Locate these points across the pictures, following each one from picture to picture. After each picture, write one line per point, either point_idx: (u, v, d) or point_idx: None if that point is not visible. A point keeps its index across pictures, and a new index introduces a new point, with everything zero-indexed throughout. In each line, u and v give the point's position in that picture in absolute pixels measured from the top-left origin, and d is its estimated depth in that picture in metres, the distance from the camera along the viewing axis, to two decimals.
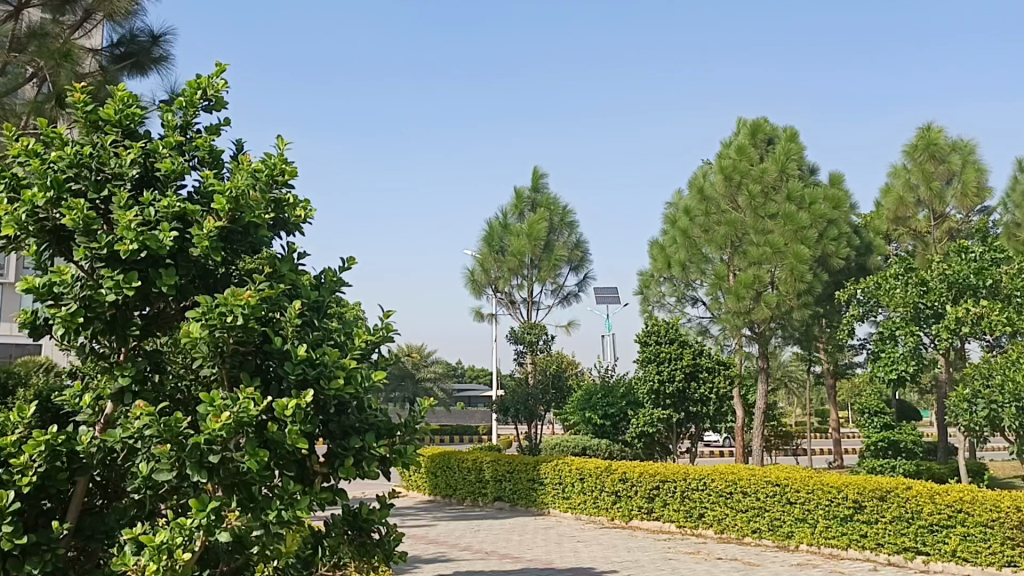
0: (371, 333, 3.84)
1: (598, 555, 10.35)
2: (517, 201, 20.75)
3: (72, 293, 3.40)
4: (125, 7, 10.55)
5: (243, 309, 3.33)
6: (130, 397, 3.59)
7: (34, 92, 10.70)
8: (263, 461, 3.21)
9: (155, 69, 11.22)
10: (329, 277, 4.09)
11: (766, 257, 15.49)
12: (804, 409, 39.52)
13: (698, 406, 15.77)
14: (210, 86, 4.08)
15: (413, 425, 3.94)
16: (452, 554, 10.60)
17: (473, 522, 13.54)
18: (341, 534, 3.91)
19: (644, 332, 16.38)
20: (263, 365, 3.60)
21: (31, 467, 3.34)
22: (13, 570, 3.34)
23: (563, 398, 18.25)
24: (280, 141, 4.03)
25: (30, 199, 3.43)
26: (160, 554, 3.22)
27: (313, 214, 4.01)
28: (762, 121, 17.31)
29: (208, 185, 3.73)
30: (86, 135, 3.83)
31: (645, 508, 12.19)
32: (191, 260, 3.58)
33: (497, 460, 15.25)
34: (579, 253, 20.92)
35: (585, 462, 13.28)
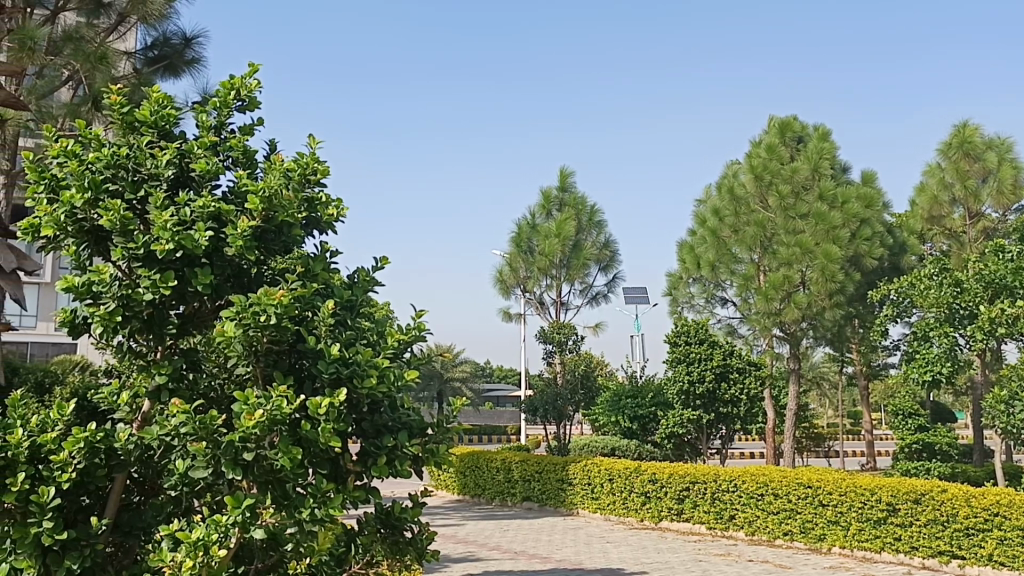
0: (403, 332, 3.85)
1: (628, 556, 10.31)
2: (545, 201, 20.73)
3: (110, 292, 3.45)
4: (158, 11, 10.70)
5: (276, 308, 3.34)
6: (167, 395, 3.62)
7: (70, 95, 10.88)
8: (297, 459, 3.24)
9: (188, 71, 11.37)
10: (361, 277, 4.09)
11: (796, 257, 15.34)
12: (836, 411, 39.08)
13: (729, 407, 15.67)
14: (243, 86, 4.10)
15: (445, 425, 3.95)
16: (481, 553, 10.62)
17: (501, 522, 13.55)
18: (373, 532, 3.93)
19: (674, 332, 16.30)
20: (296, 364, 3.64)
21: (70, 464, 3.37)
22: (53, 565, 3.39)
23: (593, 399, 18.41)
24: (312, 141, 4.04)
25: (69, 200, 3.47)
26: (197, 551, 3.26)
27: (346, 213, 4.02)
28: (793, 119, 17.17)
29: (241, 185, 3.76)
30: (122, 136, 3.87)
31: (675, 509, 12.12)
32: (226, 259, 3.62)
33: (526, 460, 15.26)
34: (608, 253, 20.85)
35: (614, 463, 13.25)
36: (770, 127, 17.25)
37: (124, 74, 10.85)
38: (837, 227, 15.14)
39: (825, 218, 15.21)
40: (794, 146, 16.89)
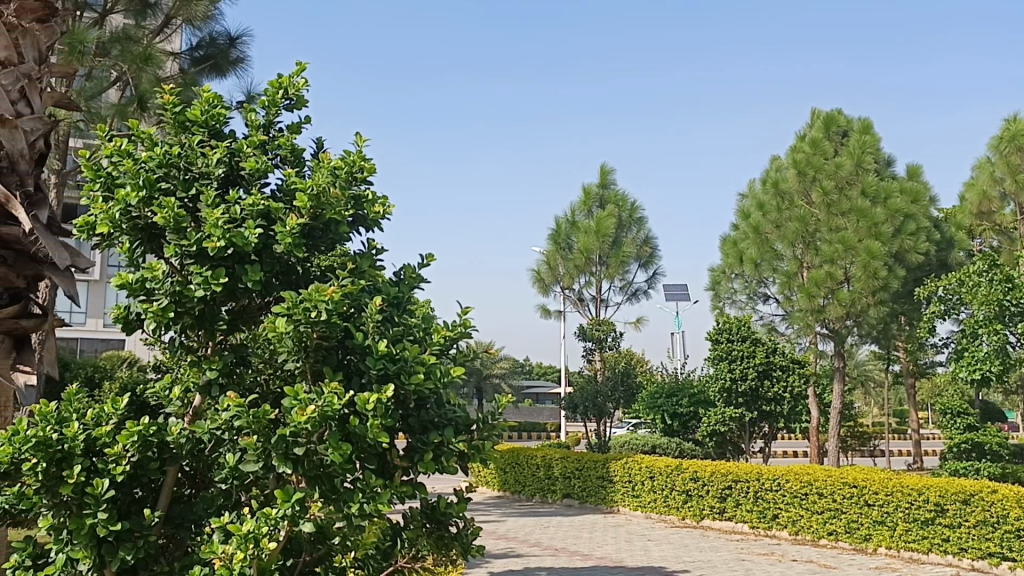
0: (448, 328, 3.86)
1: (669, 554, 10.25)
2: (585, 197, 20.67)
3: (162, 289, 3.52)
4: (204, 11, 10.87)
5: (327, 304, 3.37)
6: (217, 390, 3.69)
7: (119, 96, 11.09)
8: (346, 455, 3.27)
9: (233, 70, 11.53)
10: (407, 274, 4.12)
11: (838, 254, 15.13)
12: (882, 409, 38.46)
13: (772, 406, 15.48)
14: (291, 85, 4.15)
15: (490, 421, 3.96)
16: (522, 549, 10.64)
17: (542, 518, 13.55)
18: (419, 527, 3.94)
19: (715, 330, 16.17)
20: (344, 360, 3.69)
21: (124, 457, 3.44)
22: (108, 555, 3.48)
23: (633, 396, 18.24)
24: (358, 138, 4.08)
25: (123, 199, 3.54)
26: (248, 543, 3.31)
27: (392, 210, 4.04)
28: (837, 113, 16.90)
29: (290, 183, 3.81)
30: (175, 136, 3.95)
31: (717, 508, 12.02)
32: (275, 256, 3.67)
33: (566, 457, 15.27)
34: (648, 250, 20.73)
35: (655, 461, 13.19)
36: (814, 121, 17.01)
37: (170, 74, 11.05)
38: (880, 223, 14.92)
39: (868, 215, 15.01)
40: (838, 140, 16.62)
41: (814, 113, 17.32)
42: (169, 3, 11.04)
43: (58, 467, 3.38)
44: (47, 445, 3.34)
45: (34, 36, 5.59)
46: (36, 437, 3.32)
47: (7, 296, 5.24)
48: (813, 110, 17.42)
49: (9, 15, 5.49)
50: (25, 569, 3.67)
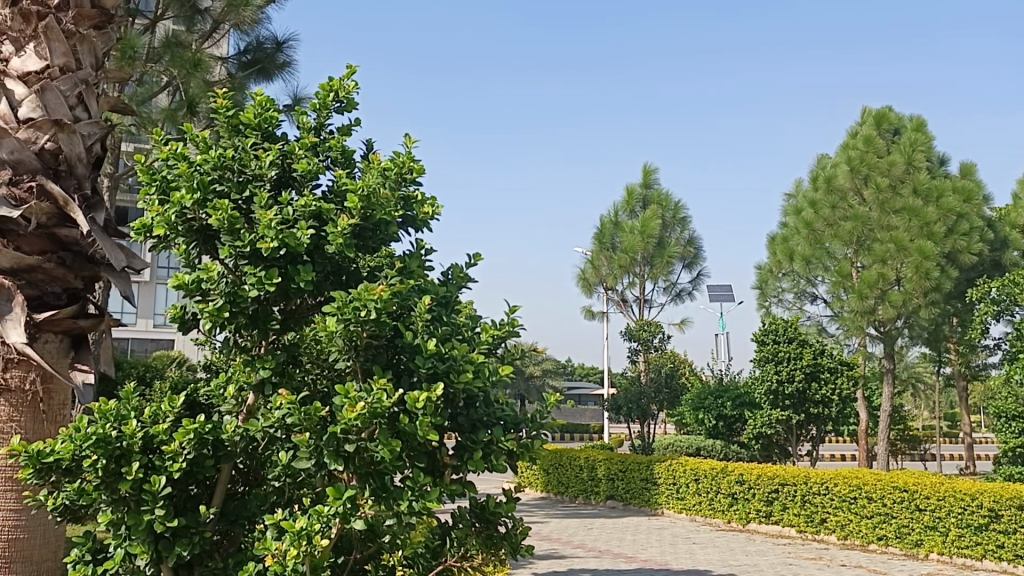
0: (496, 328, 3.85)
1: (715, 557, 10.16)
2: (628, 198, 20.62)
3: (218, 289, 3.58)
4: (251, 16, 11.00)
5: (376, 303, 3.39)
6: (270, 388, 3.75)
7: (168, 101, 11.31)
8: (396, 452, 3.30)
9: (280, 74, 11.71)
10: (456, 274, 4.14)
11: (890, 254, 14.85)
12: (933, 413, 37.74)
13: (820, 408, 15.25)
14: (341, 88, 4.20)
15: (538, 420, 3.95)
16: (566, 550, 10.63)
17: (586, 520, 13.52)
18: (468, 526, 3.96)
19: (762, 331, 16.00)
20: (394, 359, 3.72)
21: (181, 454, 3.50)
22: (164, 550, 3.54)
23: (677, 399, 18.11)
24: (408, 140, 4.10)
25: (179, 201, 3.61)
26: (301, 540, 3.33)
27: (441, 210, 4.05)
28: (889, 110, 16.62)
29: (341, 185, 3.85)
30: (228, 139, 4.01)
31: (764, 511, 11.87)
32: (327, 257, 3.73)
33: (610, 459, 15.21)
34: (693, 250, 20.60)
35: (700, 462, 13.09)
36: (865, 119, 16.73)
37: (219, 79, 11.24)
38: (932, 223, 14.65)
39: (920, 214, 14.69)
40: (890, 138, 16.32)
41: (865, 112, 17.05)
42: (217, 8, 11.20)
43: (117, 464, 3.45)
44: (107, 442, 3.41)
45: (91, 42, 5.68)
46: (96, 434, 3.39)
47: (66, 296, 5.35)
48: (864, 108, 17.15)
49: (67, 21, 5.53)
50: (85, 563, 3.75)
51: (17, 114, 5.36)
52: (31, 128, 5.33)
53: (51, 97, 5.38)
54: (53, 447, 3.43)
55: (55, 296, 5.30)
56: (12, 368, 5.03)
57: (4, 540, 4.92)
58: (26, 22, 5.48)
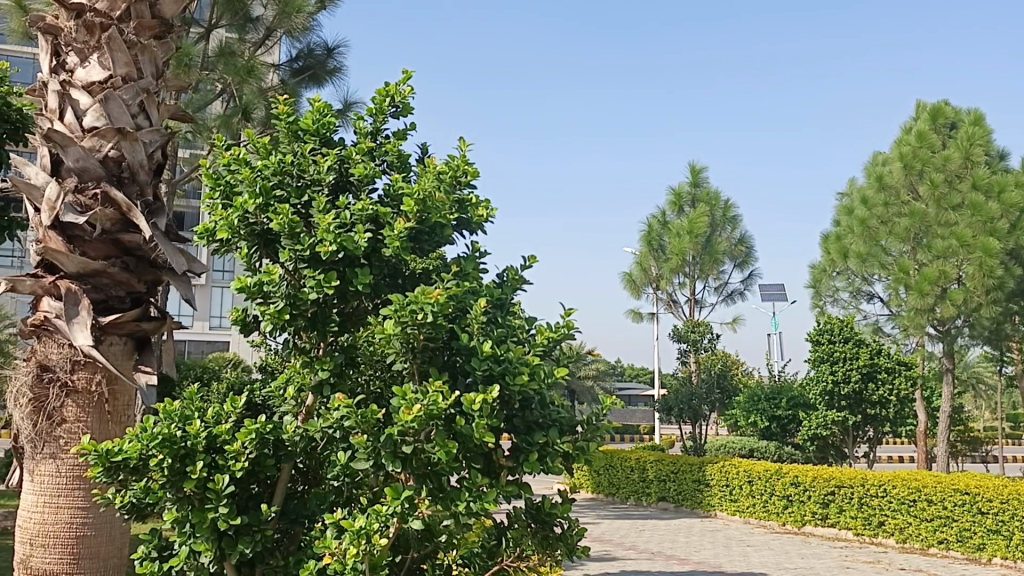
0: (551, 329, 3.83)
1: (771, 560, 10.04)
2: (676, 197, 20.50)
3: (278, 293, 3.66)
4: (302, 23, 11.21)
5: (433, 306, 3.43)
6: (329, 389, 3.81)
7: (222, 108, 11.56)
8: (452, 453, 3.34)
9: (330, 80, 11.83)
10: (510, 276, 4.14)
11: (951, 250, 14.48)
12: (995, 413, 36.77)
13: (877, 409, 14.94)
14: (397, 93, 4.24)
15: (594, 422, 3.92)
16: (618, 552, 10.59)
17: (637, 521, 13.46)
18: (524, 526, 3.96)
19: (817, 331, 15.75)
20: (450, 360, 3.77)
21: (243, 454, 3.58)
22: (227, 548, 3.62)
23: (728, 399, 17.99)
24: (462, 142, 4.12)
25: (241, 206, 3.71)
26: (360, 539, 3.38)
27: (496, 213, 4.06)
28: (945, 104, 16.24)
29: (397, 189, 3.90)
30: (288, 144, 4.07)
31: (820, 513, 11.70)
32: (383, 260, 3.79)
33: (661, 459, 15.12)
34: (743, 249, 20.48)
35: (754, 464, 12.94)
36: (920, 115, 16.38)
37: (272, 86, 11.43)
38: (995, 219, 14.25)
39: (982, 209, 14.28)
40: (947, 133, 15.95)
41: (921, 106, 16.69)
42: (269, 16, 11.40)
43: (182, 463, 3.54)
44: (172, 442, 3.50)
45: (152, 52, 5.78)
46: (162, 434, 3.49)
47: (130, 300, 5.48)
48: (920, 104, 16.79)
49: (128, 32, 5.66)
50: (152, 559, 3.84)
51: (82, 124, 5.54)
52: (96, 136, 5.49)
53: (114, 106, 5.54)
54: (120, 447, 3.54)
55: (119, 300, 5.44)
56: (79, 370, 5.22)
57: (73, 536, 5.04)
58: (90, 34, 5.64)
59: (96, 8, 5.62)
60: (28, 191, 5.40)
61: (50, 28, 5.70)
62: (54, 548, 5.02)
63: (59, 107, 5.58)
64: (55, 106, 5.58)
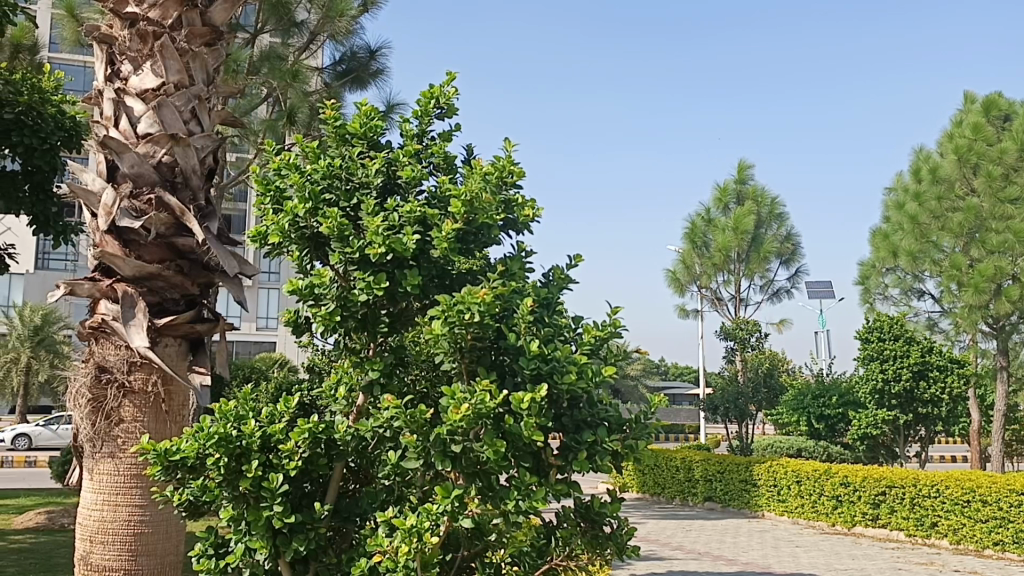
0: (598, 329, 3.83)
1: (821, 561, 9.92)
2: (722, 194, 20.33)
3: (330, 294, 3.72)
4: (346, 27, 11.37)
5: (480, 306, 3.46)
6: (378, 389, 3.87)
7: (268, 112, 11.72)
8: (501, 452, 3.36)
9: (373, 82, 11.96)
10: (557, 275, 4.14)
11: (1008, 245, 14.15)
12: None
13: (929, 408, 14.65)
14: (442, 94, 4.27)
15: (643, 421, 3.92)
16: (664, 552, 10.54)
17: (684, 521, 13.39)
18: (574, 526, 3.97)
19: (866, 329, 15.51)
20: (497, 359, 3.79)
21: (296, 453, 3.65)
22: (282, 545, 3.69)
23: (776, 398, 17.84)
24: (507, 142, 4.13)
25: (292, 210, 3.77)
26: (411, 537, 3.43)
27: (542, 212, 4.07)
28: (998, 96, 15.90)
29: (444, 190, 3.94)
30: (336, 148, 4.13)
31: (870, 514, 11.53)
32: (432, 260, 3.83)
33: (708, 459, 15.00)
34: (790, 246, 20.26)
35: (802, 464, 12.78)
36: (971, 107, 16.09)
37: (316, 89, 11.58)
38: None
39: None
40: (1000, 125, 15.67)
41: (971, 98, 16.40)
42: (314, 21, 11.55)
43: (238, 462, 3.61)
44: (228, 441, 3.58)
45: (202, 59, 5.89)
46: (217, 434, 3.56)
47: (184, 302, 5.60)
48: (970, 95, 16.49)
49: (180, 40, 5.78)
50: (209, 557, 3.91)
51: (137, 130, 5.67)
52: (150, 143, 5.62)
53: (166, 112, 5.67)
54: (179, 446, 3.62)
55: (174, 303, 5.56)
56: (136, 370, 5.35)
57: (130, 533, 5.15)
58: (143, 42, 5.77)
59: (150, 16, 5.75)
60: (86, 197, 5.55)
61: (105, 38, 5.85)
62: (113, 545, 5.13)
63: (114, 114, 5.72)
64: (110, 113, 5.72)
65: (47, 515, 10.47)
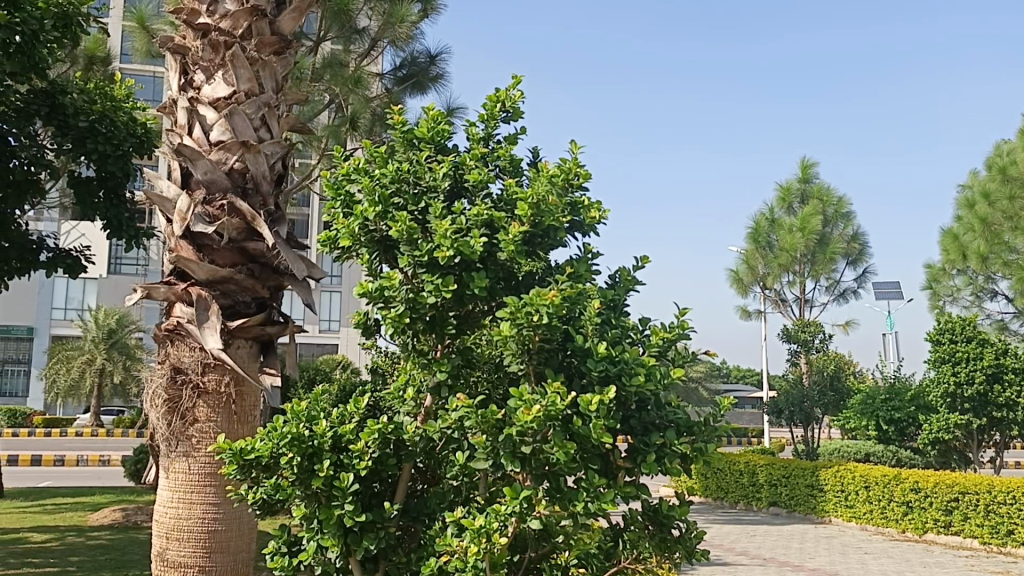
0: (666, 330, 3.80)
1: (891, 568, 9.70)
2: (785, 193, 20.08)
3: (398, 296, 3.76)
4: (406, 32, 11.44)
5: (548, 308, 3.47)
6: (446, 390, 3.92)
7: (331, 118, 11.94)
8: (570, 453, 3.37)
9: (434, 87, 12.15)
10: (623, 277, 4.11)
11: None
12: None
13: (1003, 412, 14.15)
14: (508, 98, 4.30)
15: (712, 423, 3.89)
16: (728, 557, 10.42)
17: (749, 526, 13.20)
18: (642, 528, 3.94)
19: (937, 330, 15.06)
20: (565, 361, 3.79)
21: (366, 453, 3.71)
22: (353, 544, 3.74)
23: (842, 402, 17.54)
24: (572, 145, 4.12)
25: (362, 214, 3.84)
26: (481, 537, 3.46)
27: (608, 214, 4.05)
28: None
29: (510, 193, 3.97)
30: (403, 152, 4.18)
31: (942, 521, 11.23)
32: (499, 263, 3.86)
33: (772, 463, 14.77)
34: (857, 246, 19.91)
35: (870, 469, 12.45)
36: None
37: (377, 95, 11.74)
38: None
39: None
40: None
41: None
42: (374, 27, 11.63)
43: (310, 461, 3.67)
44: (301, 440, 3.65)
45: (271, 68, 6.03)
46: (291, 433, 3.64)
47: (255, 304, 5.73)
48: None
49: (250, 50, 5.92)
50: (282, 554, 3.98)
51: (209, 138, 5.82)
52: (222, 149, 5.76)
53: (238, 121, 5.82)
54: (254, 446, 3.71)
55: (245, 305, 5.69)
56: (209, 372, 5.49)
57: (204, 531, 5.28)
58: (215, 52, 5.93)
59: (221, 27, 5.89)
60: (161, 203, 5.71)
61: (179, 48, 6.02)
62: (188, 542, 5.27)
63: (188, 123, 5.88)
64: (184, 122, 5.88)
65: (121, 513, 10.82)
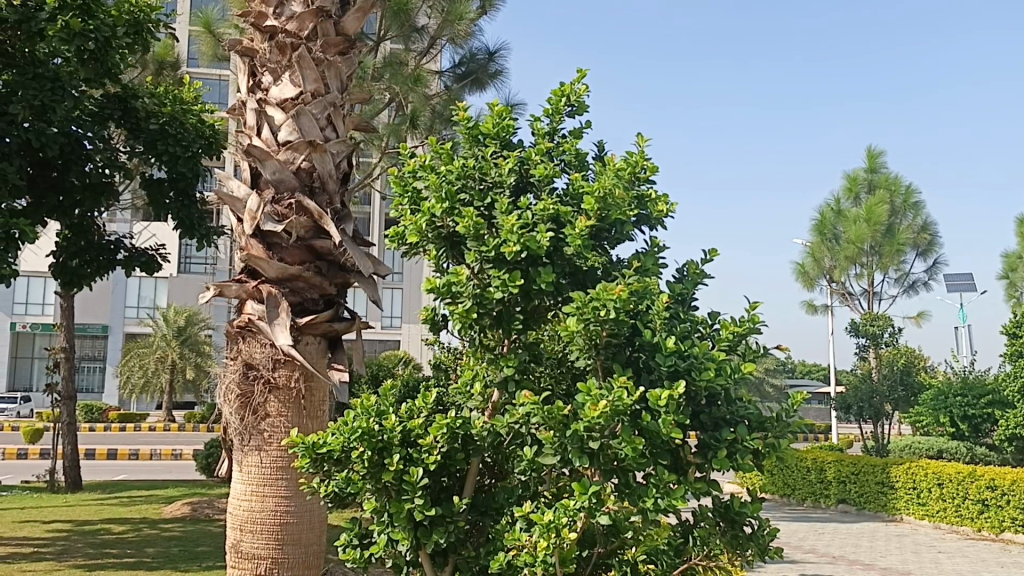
0: (736, 324, 3.74)
1: (966, 568, 9.43)
2: (852, 184, 19.69)
3: (466, 292, 3.77)
4: (465, 30, 11.47)
5: (615, 302, 3.44)
6: (513, 385, 3.91)
7: (392, 117, 12.04)
8: (639, 449, 3.34)
9: (493, 83, 12.20)
10: (691, 271, 4.04)
11: None
12: None
13: None
14: (572, 92, 4.27)
15: (784, 419, 3.82)
16: (796, 555, 10.25)
17: (817, 524, 12.96)
18: (713, 524, 3.89)
19: (1013, 323, 14.55)
20: (633, 356, 3.75)
21: (435, 447, 3.73)
22: (423, 537, 3.77)
23: (913, 397, 17.11)
24: (639, 138, 4.08)
25: (429, 211, 3.85)
26: (550, 532, 3.44)
27: (675, 207, 4.01)
28: None
29: (577, 188, 3.95)
30: (469, 148, 4.20)
31: (1021, 520, 10.86)
32: (565, 258, 3.85)
33: (841, 460, 14.45)
34: (926, 237, 19.43)
35: (942, 465, 12.08)
36: None
37: (437, 93, 11.82)
38: None
39: None
40: None
41: None
42: (433, 25, 11.70)
43: (380, 456, 3.71)
44: (371, 435, 3.69)
45: (337, 68, 6.10)
46: (361, 427, 3.68)
47: (322, 302, 5.82)
48: None
49: (316, 50, 6.01)
50: (354, 547, 4.03)
51: (277, 139, 5.92)
52: (290, 150, 5.86)
53: (305, 120, 5.92)
54: (325, 440, 3.75)
55: (314, 302, 5.78)
56: (280, 367, 5.58)
57: (277, 523, 5.39)
58: (283, 53, 6.02)
59: (287, 29, 5.98)
60: (231, 202, 5.82)
61: (247, 51, 6.14)
62: (261, 533, 5.39)
63: (257, 124, 5.99)
64: (253, 124, 5.99)
65: (192, 506, 11.09)
